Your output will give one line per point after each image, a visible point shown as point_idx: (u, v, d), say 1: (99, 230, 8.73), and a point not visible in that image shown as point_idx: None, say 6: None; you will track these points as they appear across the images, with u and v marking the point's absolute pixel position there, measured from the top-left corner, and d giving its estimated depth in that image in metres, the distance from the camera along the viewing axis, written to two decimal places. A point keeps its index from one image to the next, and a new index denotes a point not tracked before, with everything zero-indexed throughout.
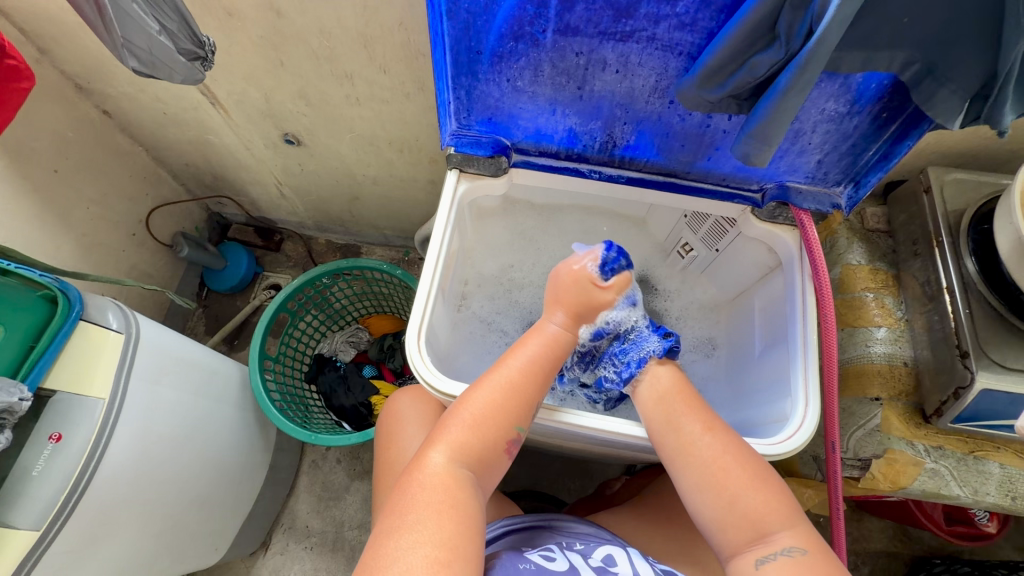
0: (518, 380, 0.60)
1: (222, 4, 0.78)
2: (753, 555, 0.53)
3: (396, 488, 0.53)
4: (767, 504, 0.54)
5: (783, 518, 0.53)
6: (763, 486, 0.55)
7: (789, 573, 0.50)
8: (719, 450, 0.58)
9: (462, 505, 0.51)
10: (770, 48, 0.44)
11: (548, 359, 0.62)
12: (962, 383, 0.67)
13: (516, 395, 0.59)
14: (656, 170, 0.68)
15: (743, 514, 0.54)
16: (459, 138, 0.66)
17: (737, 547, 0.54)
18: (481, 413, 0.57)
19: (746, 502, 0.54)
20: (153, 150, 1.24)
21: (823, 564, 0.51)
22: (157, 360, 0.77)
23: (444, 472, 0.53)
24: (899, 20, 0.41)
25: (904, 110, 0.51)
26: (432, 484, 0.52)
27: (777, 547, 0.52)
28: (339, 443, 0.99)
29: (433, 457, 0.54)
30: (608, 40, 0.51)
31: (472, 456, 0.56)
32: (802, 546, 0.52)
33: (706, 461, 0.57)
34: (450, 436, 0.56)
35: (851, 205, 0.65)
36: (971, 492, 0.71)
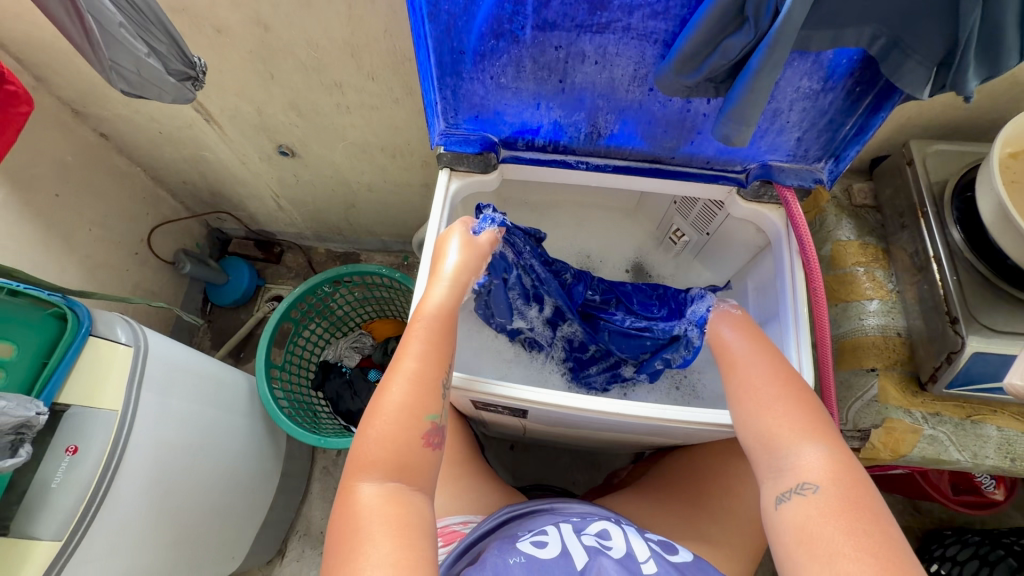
0: (420, 370, 0.57)
1: (211, 21, 0.81)
2: (775, 495, 0.51)
3: (330, 523, 0.51)
4: (787, 427, 0.53)
5: (810, 438, 0.52)
6: (798, 412, 0.54)
7: (804, 511, 0.48)
8: (756, 373, 0.58)
9: (403, 521, 0.49)
10: (740, 31, 0.46)
11: (440, 334, 0.60)
12: (954, 348, 0.68)
13: (416, 385, 0.56)
14: (642, 156, 0.69)
15: (766, 435, 0.54)
16: (449, 137, 0.68)
17: (764, 475, 0.54)
18: (388, 418, 0.54)
19: (771, 425, 0.54)
20: (151, 170, 1.26)
21: (843, 501, 0.47)
22: (166, 372, 0.78)
23: (371, 495, 0.50)
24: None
25: (875, 83, 0.53)
26: (358, 514, 0.49)
27: (795, 482, 0.50)
28: (346, 445, 1.01)
29: (361, 485, 0.51)
30: (586, 32, 0.53)
31: (396, 466, 0.52)
32: (817, 482, 0.49)
33: (741, 391, 0.58)
34: (365, 455, 0.52)
35: (833, 179, 0.66)
36: (971, 456, 0.72)
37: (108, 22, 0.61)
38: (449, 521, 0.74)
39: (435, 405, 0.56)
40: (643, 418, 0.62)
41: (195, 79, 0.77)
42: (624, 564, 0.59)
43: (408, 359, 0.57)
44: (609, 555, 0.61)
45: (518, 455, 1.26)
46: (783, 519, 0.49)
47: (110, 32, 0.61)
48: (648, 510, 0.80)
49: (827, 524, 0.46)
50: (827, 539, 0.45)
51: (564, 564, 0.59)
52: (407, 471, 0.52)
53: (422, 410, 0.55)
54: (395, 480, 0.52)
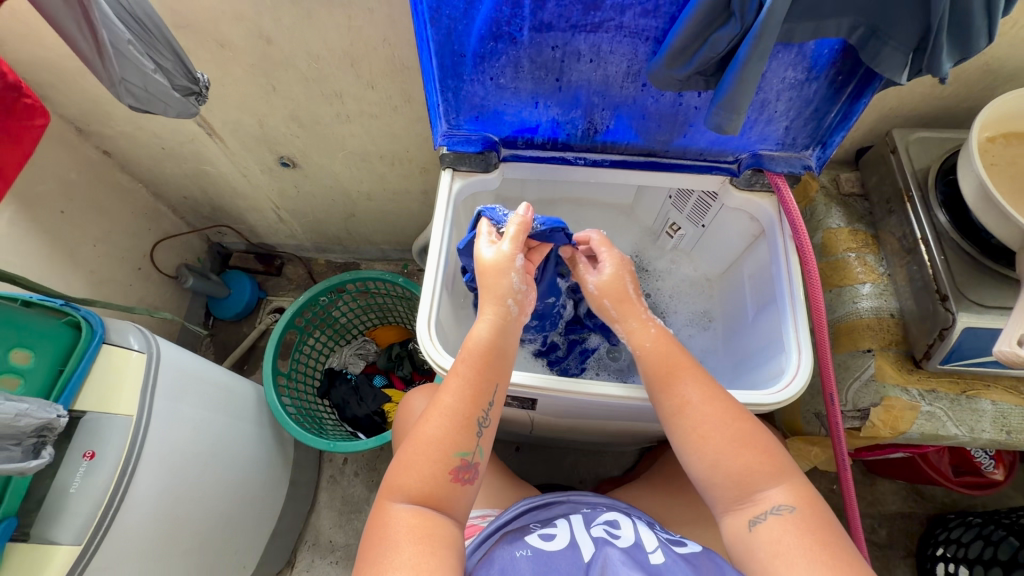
0: (459, 409, 0.57)
1: (215, 36, 0.83)
2: (745, 516, 0.53)
3: (365, 534, 0.54)
4: (752, 466, 0.54)
5: (771, 477, 0.53)
6: (752, 451, 0.55)
7: (779, 529, 0.51)
8: (710, 417, 0.56)
9: (433, 546, 0.51)
10: (727, 25, 0.49)
11: (480, 371, 0.59)
12: (946, 325, 0.70)
13: (455, 424, 0.56)
14: (637, 151, 0.71)
15: (730, 476, 0.54)
16: (451, 138, 0.69)
17: (724, 504, 0.55)
18: (421, 453, 0.55)
19: (731, 467, 0.54)
20: (152, 186, 1.28)
21: (813, 518, 0.51)
22: (177, 379, 0.79)
23: (404, 516, 0.53)
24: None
25: (856, 71, 0.56)
26: (386, 539, 0.52)
27: (767, 506, 0.52)
28: (355, 449, 1.01)
29: (394, 504, 0.54)
30: (580, 32, 0.56)
31: (426, 494, 0.54)
32: (791, 503, 0.52)
33: (689, 428, 0.56)
34: (401, 479, 0.55)
35: (821, 165, 0.68)
36: (968, 430, 0.74)
37: (120, 43, 0.63)
38: (471, 514, 0.76)
39: (469, 443, 0.56)
40: (649, 401, 0.64)
41: (198, 94, 0.78)
42: (631, 552, 0.60)
43: (446, 396, 0.58)
44: (614, 544, 0.61)
45: (524, 456, 1.27)
46: (756, 539, 0.52)
47: (120, 50, 0.63)
48: (658, 500, 0.81)
49: (805, 542, 0.49)
50: (806, 557, 0.48)
51: (571, 557, 0.60)
52: (438, 498, 0.54)
53: (453, 447, 0.56)
54: (425, 505, 0.54)
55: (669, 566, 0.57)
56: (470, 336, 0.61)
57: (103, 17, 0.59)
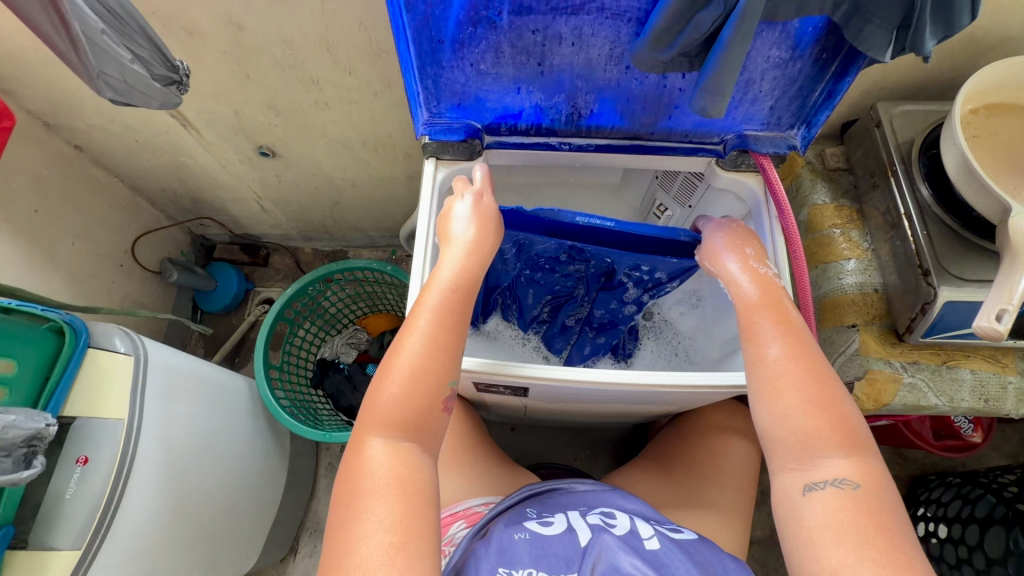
0: (431, 338, 0.57)
1: (183, 24, 0.80)
2: (804, 479, 0.53)
3: (342, 470, 0.55)
4: (824, 433, 0.53)
5: (841, 448, 0.52)
6: (825, 411, 0.54)
7: (837, 503, 0.51)
8: (792, 373, 0.55)
9: (410, 487, 0.52)
10: (710, 5, 0.48)
11: (452, 306, 0.59)
12: (928, 299, 0.71)
13: (430, 355, 0.57)
14: (623, 135, 0.69)
15: (797, 432, 0.54)
16: (433, 126, 0.68)
17: (781, 462, 0.55)
18: (402, 384, 0.56)
19: (797, 423, 0.54)
20: (129, 180, 1.25)
21: (875, 501, 0.51)
22: (168, 378, 0.79)
23: (382, 452, 0.54)
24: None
25: (841, 48, 0.55)
26: (369, 478, 0.52)
27: (831, 476, 0.52)
28: (351, 439, 1.01)
29: (372, 441, 0.54)
30: (561, 14, 0.55)
31: (406, 430, 0.55)
32: (854, 479, 0.51)
33: (767, 378, 0.56)
34: (378, 414, 0.55)
35: (807, 144, 0.67)
36: (947, 400, 0.76)
37: (91, 31, 0.58)
38: (472, 502, 0.77)
39: (451, 371, 0.58)
40: (644, 386, 0.64)
41: (180, 83, 0.73)
42: (626, 539, 0.61)
43: (423, 320, 0.58)
44: (611, 531, 0.62)
45: (520, 436, 1.29)
46: (809, 508, 0.52)
47: (94, 39, 0.58)
48: (652, 476, 0.83)
49: (858, 521, 0.49)
50: (867, 538, 0.48)
51: (568, 539, 0.61)
52: (416, 432, 0.55)
53: (439, 377, 0.57)
54: (406, 442, 0.55)
55: (665, 553, 0.59)
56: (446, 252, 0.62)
57: (73, 8, 0.55)
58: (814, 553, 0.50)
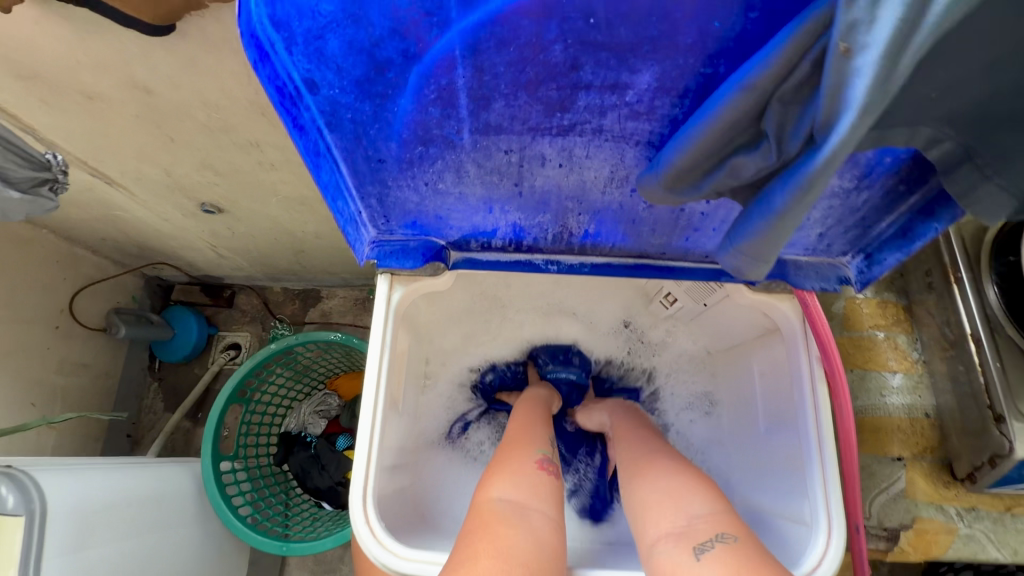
0: (522, 429, 0.65)
1: (77, 87, 0.64)
2: (691, 545, 0.47)
3: (460, 532, 0.51)
4: (691, 490, 0.53)
5: (710, 505, 0.51)
6: (685, 478, 0.55)
7: (725, 555, 0.45)
8: (657, 457, 0.60)
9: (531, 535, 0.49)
10: (756, 149, 0.33)
11: (531, 415, 0.69)
12: (999, 452, 0.58)
13: (526, 438, 0.63)
14: (626, 252, 0.54)
15: (665, 497, 0.53)
16: (381, 248, 0.52)
17: (660, 533, 0.50)
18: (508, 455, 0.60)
19: (670, 487, 0.54)
20: (61, 231, 1.09)
21: (756, 555, 0.45)
22: (81, 520, 0.67)
23: (499, 502, 0.52)
24: (926, 94, 0.30)
25: (926, 184, 0.40)
26: (494, 522, 0.49)
27: (713, 532, 0.47)
28: (314, 548, 0.88)
29: (489, 497, 0.53)
30: (543, 135, 0.39)
31: (522, 487, 0.55)
32: (733, 531, 0.47)
33: (635, 464, 0.61)
34: (491, 479, 0.56)
35: (865, 283, 0.51)
36: (1012, 553, 0.63)
37: None
38: None
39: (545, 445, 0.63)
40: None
41: (55, 180, 0.57)
42: None
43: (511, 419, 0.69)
44: None
45: None
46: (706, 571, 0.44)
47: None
48: None
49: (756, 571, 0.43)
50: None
51: None
52: (532, 492, 0.55)
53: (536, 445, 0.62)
54: (524, 499, 0.53)
55: None
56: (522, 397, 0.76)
57: None
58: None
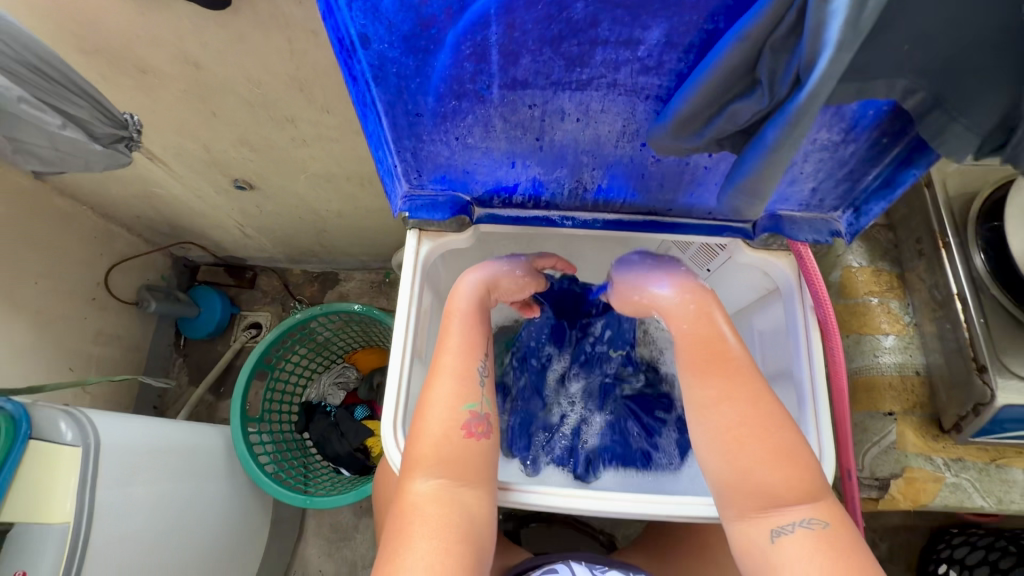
0: (459, 364, 0.60)
1: (134, 62, 0.70)
2: (770, 526, 0.50)
3: (389, 519, 0.54)
4: (782, 479, 0.51)
5: (802, 495, 0.50)
6: (785, 458, 0.52)
7: (809, 545, 0.48)
8: (750, 421, 0.53)
9: (452, 529, 0.52)
10: (751, 94, 0.38)
11: (473, 327, 0.62)
12: (982, 400, 0.62)
13: (459, 379, 0.59)
14: (636, 210, 0.59)
15: (758, 484, 0.51)
16: (412, 201, 0.58)
17: (739, 513, 0.52)
18: (437, 411, 0.57)
19: (760, 460, 0.52)
20: (99, 208, 1.16)
21: (840, 539, 0.48)
22: (126, 461, 0.72)
23: (424, 491, 0.53)
24: (900, 48, 0.35)
25: (905, 135, 0.45)
26: (419, 514, 0.52)
27: (797, 519, 0.50)
28: (336, 503, 0.94)
29: (413, 481, 0.54)
30: (564, 89, 0.45)
31: (443, 464, 0.55)
32: (823, 518, 0.49)
33: (724, 428, 0.54)
34: (415, 452, 0.55)
35: (853, 233, 0.57)
36: (995, 502, 0.68)
37: (6, 100, 0.50)
38: None
39: (474, 395, 0.58)
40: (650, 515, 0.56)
41: (128, 138, 0.65)
42: None
43: (441, 351, 0.60)
44: None
45: None
46: (784, 558, 0.48)
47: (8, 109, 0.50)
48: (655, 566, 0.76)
49: (837, 562, 0.47)
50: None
51: None
52: (455, 468, 0.55)
53: (460, 400, 0.57)
54: (446, 479, 0.54)
55: None
56: (455, 292, 0.65)
57: None
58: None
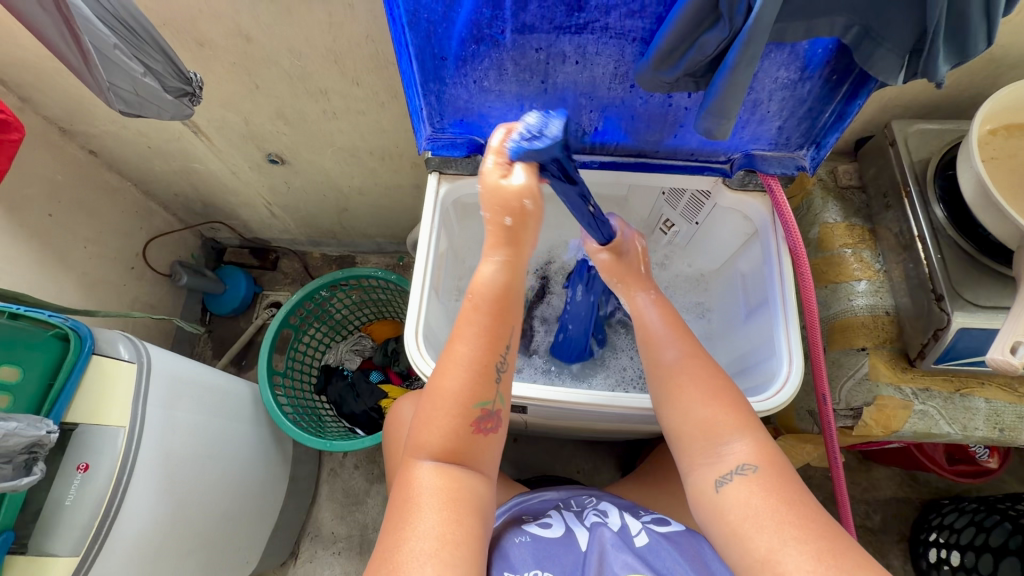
0: (473, 360, 0.52)
1: (193, 35, 0.81)
2: (714, 476, 0.53)
3: (391, 500, 0.53)
4: (719, 420, 0.55)
5: (736, 430, 0.54)
6: (722, 403, 0.56)
7: (746, 492, 0.51)
8: (688, 368, 0.59)
9: (455, 506, 0.51)
10: (715, 27, 0.46)
11: (497, 317, 0.53)
12: (940, 325, 0.69)
13: (474, 377, 0.52)
14: (628, 152, 0.70)
15: (698, 429, 0.56)
16: (435, 142, 0.69)
17: (693, 464, 0.56)
18: (447, 405, 0.52)
19: (698, 411, 0.56)
20: (141, 184, 1.26)
21: (777, 481, 0.51)
22: (171, 386, 0.80)
23: (426, 477, 0.52)
24: None
25: (851, 71, 0.54)
26: (421, 500, 0.50)
27: (733, 464, 0.53)
28: (355, 447, 1.01)
29: (416, 465, 0.52)
30: (565, 33, 0.54)
31: (450, 453, 0.52)
32: (755, 462, 0.52)
33: (667, 377, 0.59)
34: (421, 439, 0.53)
35: (816, 165, 0.67)
36: (961, 429, 0.74)
37: (104, 47, 0.62)
38: None
39: (489, 392, 0.53)
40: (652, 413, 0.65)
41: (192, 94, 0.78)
42: (622, 535, 0.63)
43: (461, 346, 0.53)
44: (609, 527, 0.65)
45: (522, 447, 1.28)
46: (726, 501, 0.51)
47: (106, 55, 0.63)
48: (651, 495, 0.81)
49: (770, 502, 0.49)
50: (775, 520, 0.48)
51: (567, 541, 0.62)
52: (461, 456, 0.53)
53: (473, 398, 0.52)
54: (451, 465, 0.52)
55: (653, 548, 0.61)
56: (476, 279, 0.54)
57: (85, 25, 0.59)
58: (745, 545, 0.49)
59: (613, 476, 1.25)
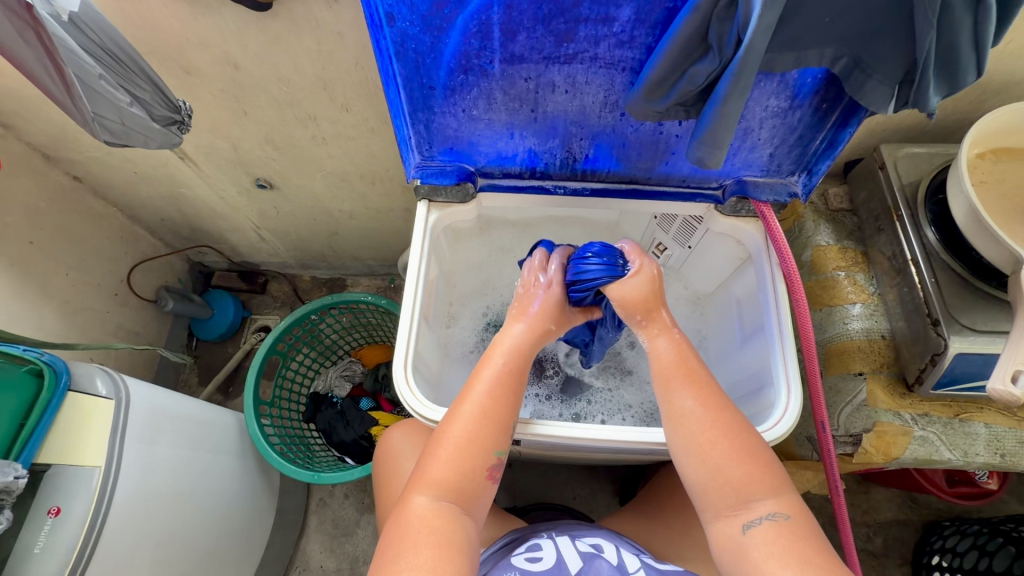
0: (490, 407, 0.56)
1: (180, 63, 0.80)
2: (741, 520, 0.51)
3: (386, 530, 0.52)
4: (751, 478, 0.52)
5: (770, 488, 0.52)
6: (753, 461, 0.53)
7: (773, 533, 0.50)
8: (713, 423, 0.55)
9: (443, 541, 0.49)
10: (706, 58, 0.46)
11: (517, 372, 0.60)
12: (937, 350, 0.69)
13: (490, 421, 0.56)
14: (619, 178, 0.69)
15: (726, 483, 0.53)
16: (424, 170, 0.68)
17: (716, 511, 0.53)
18: (455, 444, 0.54)
19: (723, 471, 0.53)
20: (128, 210, 1.24)
21: (804, 530, 0.50)
22: (152, 421, 0.77)
23: (424, 511, 0.51)
24: (822, 20, 0.43)
25: (841, 100, 0.53)
26: (420, 531, 0.50)
27: (761, 515, 0.51)
28: (344, 479, 0.98)
29: (416, 499, 0.52)
30: (554, 63, 0.54)
31: (453, 491, 0.53)
32: (784, 511, 0.51)
33: (695, 432, 0.55)
34: (429, 472, 0.53)
35: (808, 191, 0.67)
36: (961, 454, 0.72)
37: (88, 76, 0.61)
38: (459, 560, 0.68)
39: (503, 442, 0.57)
40: (650, 445, 0.63)
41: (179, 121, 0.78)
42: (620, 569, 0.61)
43: (478, 390, 0.57)
44: (605, 559, 0.63)
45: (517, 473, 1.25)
46: (754, 543, 0.50)
47: (90, 86, 0.62)
48: (651, 526, 0.78)
49: (797, 546, 0.48)
50: (801, 562, 0.47)
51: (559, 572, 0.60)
52: (464, 497, 0.53)
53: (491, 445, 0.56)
54: (450, 503, 0.52)
55: None
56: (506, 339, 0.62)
57: (68, 55, 0.58)
58: None
59: (610, 502, 1.22)
